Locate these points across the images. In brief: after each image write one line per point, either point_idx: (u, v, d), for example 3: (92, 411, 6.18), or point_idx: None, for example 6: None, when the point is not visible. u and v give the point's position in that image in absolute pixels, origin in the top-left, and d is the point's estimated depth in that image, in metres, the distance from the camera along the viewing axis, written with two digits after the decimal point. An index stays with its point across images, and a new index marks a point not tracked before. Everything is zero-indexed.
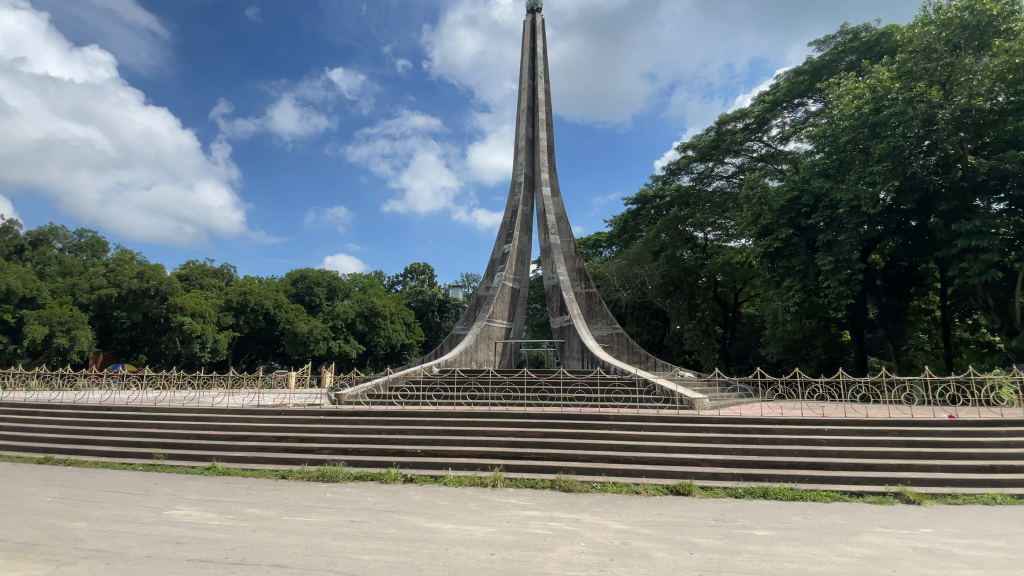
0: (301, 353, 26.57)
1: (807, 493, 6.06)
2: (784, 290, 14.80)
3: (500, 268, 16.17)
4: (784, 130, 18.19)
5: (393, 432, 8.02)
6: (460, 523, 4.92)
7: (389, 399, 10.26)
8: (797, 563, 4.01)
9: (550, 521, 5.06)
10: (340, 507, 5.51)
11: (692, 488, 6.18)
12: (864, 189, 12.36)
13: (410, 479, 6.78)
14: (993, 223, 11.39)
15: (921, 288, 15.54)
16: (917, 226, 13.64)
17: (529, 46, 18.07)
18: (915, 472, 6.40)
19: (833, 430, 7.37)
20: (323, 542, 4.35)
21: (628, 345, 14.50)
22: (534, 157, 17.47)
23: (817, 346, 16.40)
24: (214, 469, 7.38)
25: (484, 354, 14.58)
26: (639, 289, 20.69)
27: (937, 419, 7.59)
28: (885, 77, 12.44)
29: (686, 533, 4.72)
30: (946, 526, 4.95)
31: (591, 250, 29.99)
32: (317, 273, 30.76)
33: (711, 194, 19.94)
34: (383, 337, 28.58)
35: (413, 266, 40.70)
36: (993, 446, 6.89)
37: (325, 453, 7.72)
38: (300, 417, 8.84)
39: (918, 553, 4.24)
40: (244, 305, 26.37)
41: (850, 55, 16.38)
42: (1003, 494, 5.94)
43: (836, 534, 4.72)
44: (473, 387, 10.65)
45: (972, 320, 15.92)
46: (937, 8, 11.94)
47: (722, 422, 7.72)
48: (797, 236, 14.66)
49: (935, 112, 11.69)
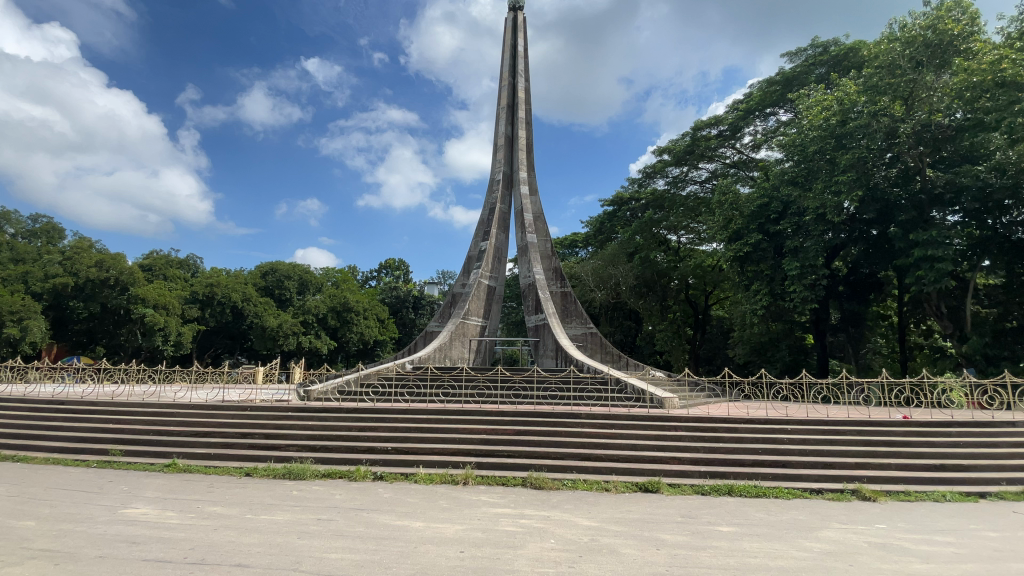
0: (270, 349, 25.90)
1: (770, 491, 6.22)
2: (752, 294, 15.25)
3: (476, 265, 16.08)
4: (755, 139, 18.73)
5: (363, 429, 7.90)
6: (429, 521, 4.87)
7: (360, 395, 10.12)
8: (761, 558, 4.12)
9: (520, 518, 5.05)
10: (305, 505, 5.37)
11: (661, 485, 6.29)
12: (830, 198, 12.77)
13: (378, 476, 6.65)
14: (948, 233, 11.89)
15: (880, 294, 16.21)
16: (878, 235, 14.15)
17: (510, 44, 18.05)
18: (870, 470, 6.66)
19: (796, 429, 7.61)
20: (287, 541, 4.25)
21: (602, 344, 14.64)
22: (512, 156, 17.47)
23: (781, 348, 16.91)
24: (174, 467, 7.11)
25: (458, 351, 14.50)
26: (613, 290, 21.00)
27: (893, 419, 7.92)
28: (851, 91, 12.91)
29: (654, 529, 4.79)
30: (899, 522, 5.17)
31: (568, 250, 30.35)
32: (288, 267, 30.04)
33: (685, 198, 20.34)
34: (356, 333, 28.09)
35: (388, 262, 40.49)
36: (943, 444, 7.22)
37: (292, 451, 7.53)
38: (267, 413, 8.62)
39: (874, 548, 4.40)
40: (211, 298, 25.76)
41: (820, 67, 16.93)
42: (953, 492, 6.23)
43: (797, 530, 4.87)
44: (446, 383, 10.62)
45: (925, 326, 16.70)
46: (903, 25, 12.40)
47: (690, 421, 7.87)
48: (766, 242, 15.01)
49: (897, 126, 12.23)
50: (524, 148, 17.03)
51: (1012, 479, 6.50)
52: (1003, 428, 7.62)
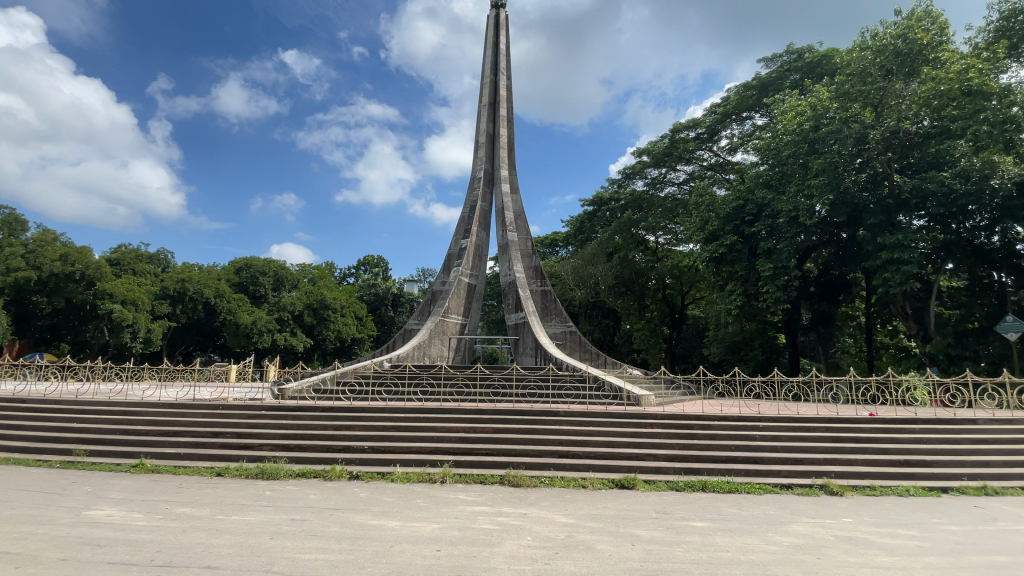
0: (243, 347, 25.34)
1: (742, 486, 6.35)
2: (727, 294, 15.60)
3: (456, 263, 16.01)
4: (732, 142, 19.09)
5: (339, 428, 7.78)
6: (406, 520, 4.83)
7: (336, 394, 9.99)
8: (732, 552, 4.20)
9: (498, 516, 5.05)
10: (279, 505, 5.28)
11: (637, 482, 6.37)
12: (802, 202, 13.13)
13: (354, 476, 6.56)
14: (914, 237, 12.34)
15: (849, 296, 16.71)
16: (847, 238, 14.58)
17: (492, 41, 18.01)
18: (838, 466, 6.87)
19: (767, 426, 7.79)
20: (259, 541, 4.17)
21: (580, 343, 14.73)
22: (494, 154, 17.45)
23: (754, 347, 17.32)
24: (142, 467, 6.91)
25: (438, 349, 14.41)
26: (593, 289, 21.18)
27: (860, 416, 8.17)
28: (824, 97, 13.25)
29: (630, 525, 4.85)
30: (865, 516, 5.34)
31: (548, 250, 30.49)
32: (263, 262, 29.45)
33: (663, 199, 20.58)
34: (333, 330, 27.70)
35: (367, 259, 40.09)
36: (907, 440, 7.48)
37: (265, 450, 7.38)
38: (240, 411, 8.44)
39: (840, 541, 4.54)
40: (182, 293, 25.08)
41: (794, 73, 17.34)
42: (916, 486, 6.46)
43: (768, 524, 4.98)
44: (425, 382, 10.58)
45: (890, 327, 17.29)
46: (875, 34, 12.78)
47: (666, 418, 7.99)
48: (740, 243, 15.33)
49: (868, 132, 12.59)
50: (505, 146, 17.01)
51: (971, 473, 6.77)
52: (963, 425, 7.95)
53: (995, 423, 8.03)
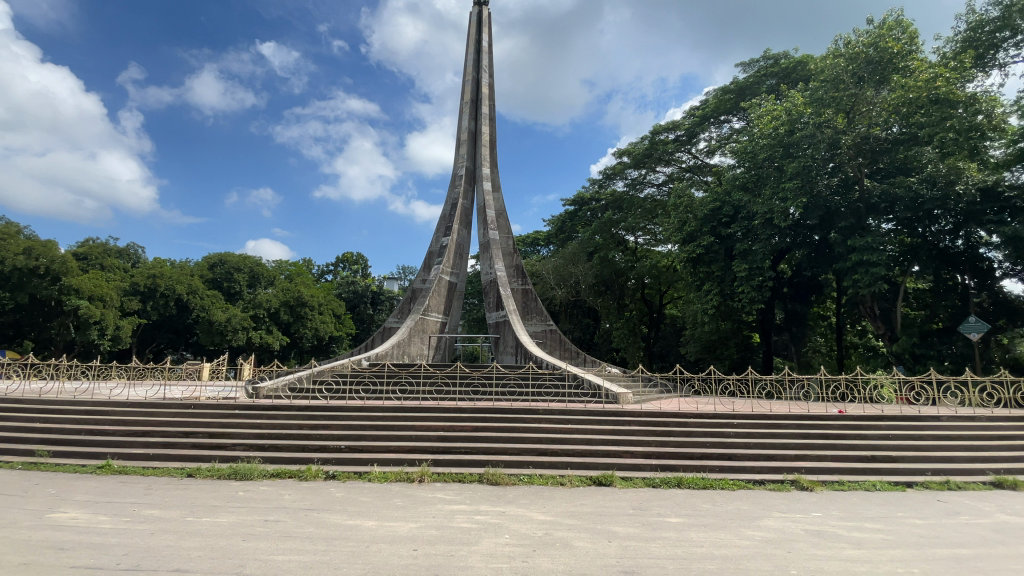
0: (217, 344, 24.75)
1: (717, 482, 6.47)
2: (704, 293, 15.90)
3: (437, 261, 15.92)
4: (710, 144, 19.41)
5: (315, 427, 7.66)
6: (383, 520, 4.79)
7: (312, 393, 9.84)
8: (706, 547, 4.28)
9: (476, 515, 5.04)
10: (252, 506, 5.17)
11: (614, 479, 6.43)
12: (777, 204, 13.46)
13: (331, 476, 6.47)
14: (882, 240, 12.73)
15: (820, 296, 17.16)
16: (820, 240, 14.96)
17: (474, 39, 17.94)
18: (809, 461, 7.06)
19: (741, 424, 7.96)
20: (231, 543, 4.08)
21: (560, 341, 14.81)
22: (475, 152, 17.40)
23: (729, 346, 17.71)
24: (109, 468, 6.69)
25: (417, 347, 14.31)
26: (573, 288, 21.31)
27: (830, 414, 8.40)
28: (799, 103, 13.55)
29: (607, 522, 4.90)
30: (833, 510, 5.50)
31: (529, 249, 30.55)
32: (238, 258, 28.82)
33: (643, 200, 20.80)
34: (310, 328, 27.24)
35: (346, 256, 39.60)
36: (875, 437, 7.72)
37: (238, 450, 7.22)
38: (213, 410, 8.24)
39: (810, 535, 4.66)
40: (153, 290, 24.29)
41: (771, 78, 17.70)
42: (882, 481, 6.68)
43: (741, 520, 5.09)
44: (403, 380, 10.50)
45: (860, 327, 17.80)
46: (848, 42, 13.14)
47: (643, 416, 8.09)
48: (717, 244, 15.61)
49: (840, 137, 12.92)
50: (487, 144, 16.98)
51: (935, 468, 7.02)
52: (926, 422, 8.24)
53: (958, 420, 8.35)
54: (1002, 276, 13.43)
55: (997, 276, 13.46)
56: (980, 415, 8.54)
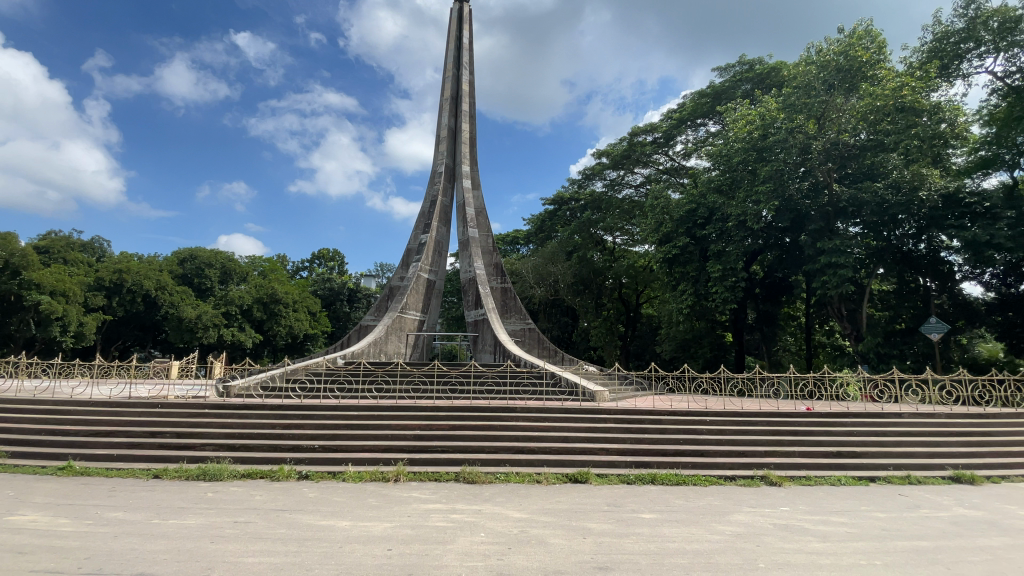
0: (186, 342, 24.10)
1: (690, 478, 6.59)
2: (679, 293, 16.18)
3: (415, 258, 15.79)
4: (686, 147, 19.73)
5: (288, 427, 7.53)
6: (357, 520, 4.74)
7: (285, 391, 9.66)
8: (678, 542, 4.36)
9: (451, 514, 5.03)
10: (221, 507, 5.05)
11: (589, 476, 6.50)
12: (750, 207, 13.80)
13: (304, 476, 6.36)
14: (849, 243, 13.12)
15: (790, 297, 17.63)
16: (790, 242, 15.39)
17: (455, 35, 17.84)
18: (778, 458, 7.26)
19: (713, 421, 8.13)
20: (199, 546, 3.97)
21: (539, 340, 14.85)
22: (455, 149, 17.29)
23: (703, 344, 18.07)
24: (70, 469, 6.44)
25: (394, 346, 14.18)
26: (552, 287, 21.42)
27: (798, 411, 8.65)
28: (772, 108, 13.85)
29: (582, 519, 4.94)
30: (801, 505, 5.67)
31: (509, 248, 30.57)
32: (209, 254, 28.08)
33: (621, 201, 21.01)
34: (284, 326, 26.70)
35: (322, 252, 39.01)
36: (840, 433, 7.98)
37: (208, 450, 7.04)
38: (181, 409, 8.01)
39: (778, 529, 4.80)
40: (119, 285, 23.49)
41: (746, 83, 18.07)
42: (847, 476, 6.90)
43: (713, 515, 5.20)
44: (380, 379, 10.41)
45: (828, 326, 18.37)
46: (820, 49, 13.50)
47: (619, 413, 8.19)
48: (692, 245, 15.89)
49: (810, 143, 13.29)
50: (467, 141, 16.90)
51: (896, 463, 7.30)
52: (889, 418, 8.56)
53: (918, 416, 8.69)
54: (961, 279, 14.05)
55: (956, 279, 14.07)
56: (939, 411, 8.92)
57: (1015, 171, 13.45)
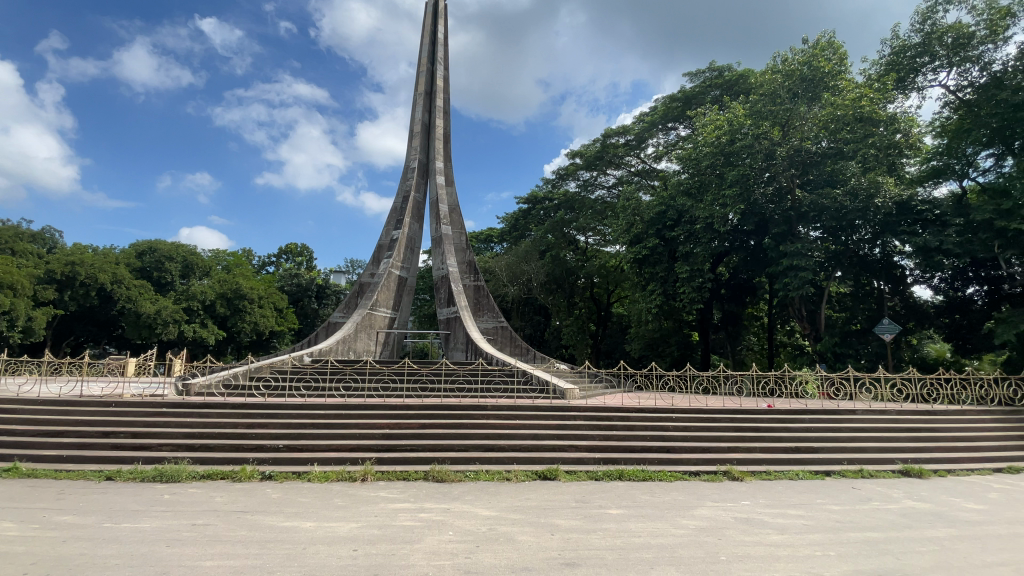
0: (144, 338, 23.15)
1: (656, 474, 6.72)
2: (648, 293, 16.47)
3: (386, 255, 15.58)
4: (657, 150, 20.08)
5: (251, 426, 7.33)
6: (321, 520, 4.65)
7: (249, 390, 9.37)
8: (644, 537, 4.45)
9: (419, 512, 5.00)
10: (178, 510, 4.87)
11: (559, 472, 6.55)
12: (718, 210, 14.18)
13: (267, 476, 6.20)
14: (810, 247, 13.62)
15: (754, 298, 18.20)
16: (755, 245, 15.88)
17: (430, 30, 17.65)
18: (739, 453, 7.48)
19: (679, 417, 8.31)
20: (154, 550, 3.82)
21: (512, 338, 14.89)
22: (429, 144, 17.13)
23: (671, 343, 18.46)
24: (13, 471, 6.08)
25: (364, 343, 13.97)
26: (525, 286, 21.49)
27: (760, 408, 8.94)
28: (739, 114, 14.23)
29: (549, 515, 4.99)
30: (760, 499, 5.86)
31: (483, 245, 30.49)
32: (169, 247, 26.93)
33: (593, 202, 21.25)
34: (249, 322, 25.91)
35: (289, 247, 38.07)
36: (799, 429, 8.29)
37: (165, 451, 6.77)
38: (137, 407, 7.67)
39: (739, 522, 4.94)
40: (71, 279, 22.32)
41: (715, 89, 18.52)
42: (805, 471, 7.17)
43: (677, 509, 5.32)
44: (348, 377, 10.22)
45: (789, 327, 19.04)
46: (785, 59, 13.94)
47: (588, 411, 8.28)
48: (661, 246, 16.20)
49: (775, 149, 13.73)
50: (441, 138, 16.78)
51: (850, 458, 7.63)
52: (844, 415, 8.94)
53: (871, 413, 9.09)
54: (912, 283, 14.77)
55: (908, 283, 14.80)
56: (890, 408, 9.36)
57: (963, 181, 14.23)
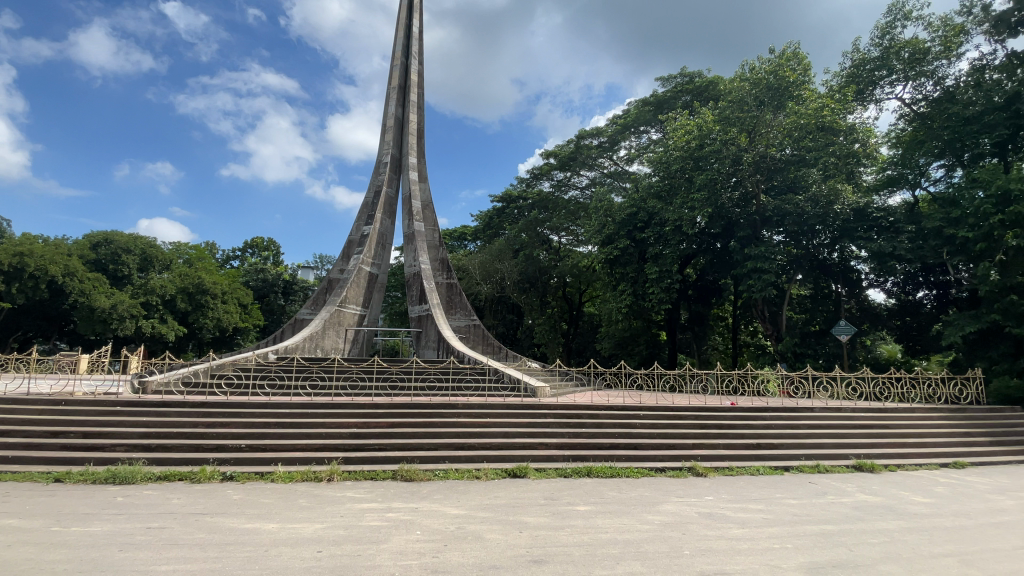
0: (98, 333, 22.12)
1: (623, 471, 6.83)
2: (619, 293, 16.75)
3: (357, 251, 15.33)
4: (630, 153, 20.39)
5: (212, 425, 7.10)
6: (285, 522, 4.55)
7: (210, 388, 9.09)
8: (611, 533, 4.52)
9: (387, 512, 4.94)
10: (133, 512, 4.68)
11: (528, 470, 6.59)
12: (686, 213, 14.52)
13: (228, 476, 6.02)
14: (773, 250, 14.08)
15: (719, 299, 18.72)
16: (721, 248, 16.36)
17: (405, 24, 17.44)
18: (704, 450, 7.68)
19: (647, 415, 8.48)
20: (106, 554, 3.67)
21: (484, 336, 14.88)
22: (402, 139, 16.91)
23: (640, 342, 18.79)
24: None
25: (332, 341, 13.72)
26: (498, 284, 21.50)
27: (724, 406, 9.21)
28: (709, 120, 14.58)
29: (518, 513, 5.01)
30: (723, 494, 6.03)
31: (456, 243, 30.36)
32: (126, 238, 25.81)
33: (567, 202, 21.44)
34: (211, 319, 25.08)
35: (255, 241, 37.06)
36: (760, 426, 8.57)
37: (120, 451, 6.50)
38: (89, 406, 7.34)
39: (703, 517, 5.08)
40: (19, 271, 21.13)
41: (686, 95, 18.92)
42: (766, 466, 7.42)
43: (643, 505, 5.43)
44: (316, 375, 10.03)
45: (752, 327, 19.66)
46: (753, 67, 14.35)
47: (558, 409, 8.35)
48: (632, 247, 16.47)
49: (741, 155, 14.14)
50: (414, 133, 16.59)
51: (808, 453, 7.94)
52: (802, 412, 9.30)
53: (828, 411, 9.49)
54: (868, 286, 15.45)
55: (863, 286, 15.47)
56: (846, 406, 9.79)
57: (915, 190, 14.98)
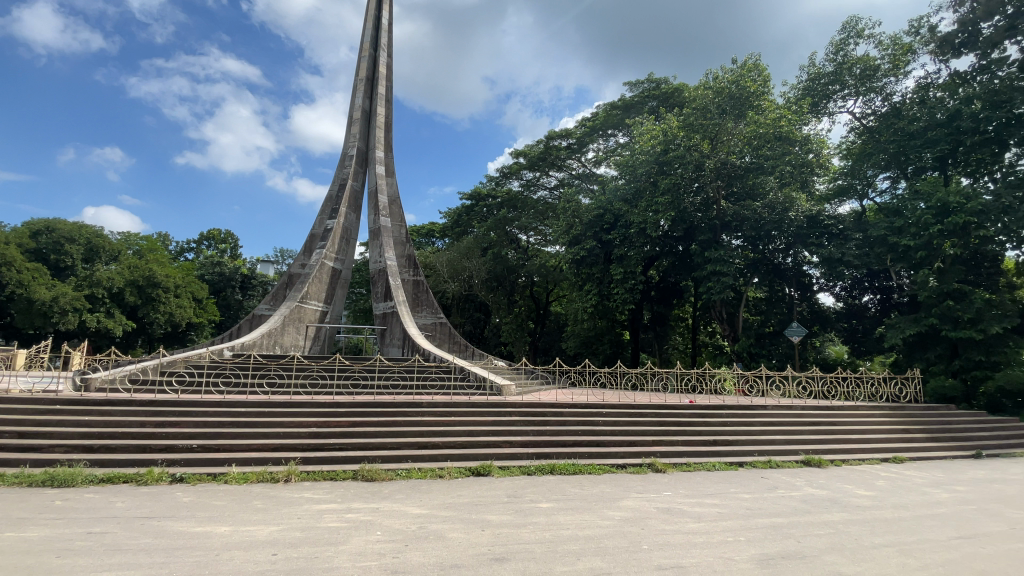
0: (36, 327, 20.80)
1: (585, 468, 6.94)
2: (585, 293, 16.97)
3: (319, 245, 14.95)
4: (597, 155, 20.70)
5: (162, 425, 6.78)
6: (238, 524, 4.40)
7: (160, 385, 8.69)
8: (572, 529, 4.58)
9: (346, 513, 4.85)
10: (72, 517, 4.42)
11: (491, 469, 6.61)
12: (650, 216, 14.84)
13: (179, 478, 5.77)
14: (731, 254, 14.60)
15: (680, 300, 19.24)
16: (683, 250, 16.81)
17: (373, 15, 17.12)
18: (663, 446, 7.89)
19: (609, 413, 8.64)
20: (41, 561, 3.45)
21: (450, 334, 14.82)
22: (368, 132, 16.60)
23: (604, 342, 19.09)
24: None
25: (292, 338, 13.34)
26: (465, 282, 21.42)
27: (683, 404, 9.47)
28: (674, 125, 14.88)
29: (480, 511, 5.01)
30: (681, 489, 6.22)
31: (423, 240, 30.05)
32: (71, 227, 24.36)
33: (536, 202, 21.59)
34: (163, 313, 23.94)
35: (212, 233, 35.65)
36: (717, 423, 8.87)
37: (59, 452, 6.13)
38: (26, 404, 6.89)
39: (661, 512, 5.22)
40: None
41: (652, 100, 19.33)
42: (721, 462, 7.69)
43: (604, 502, 5.53)
44: (274, 373, 9.74)
45: (711, 328, 20.30)
46: (716, 76, 14.79)
47: (522, 407, 8.40)
48: (598, 248, 16.73)
49: (704, 161, 14.55)
50: (381, 126, 16.32)
51: (761, 449, 8.27)
52: (756, 410, 9.68)
53: (780, 408, 9.93)
54: (818, 289, 16.25)
55: (813, 289, 16.27)
56: (796, 404, 10.26)
57: (863, 200, 15.83)
